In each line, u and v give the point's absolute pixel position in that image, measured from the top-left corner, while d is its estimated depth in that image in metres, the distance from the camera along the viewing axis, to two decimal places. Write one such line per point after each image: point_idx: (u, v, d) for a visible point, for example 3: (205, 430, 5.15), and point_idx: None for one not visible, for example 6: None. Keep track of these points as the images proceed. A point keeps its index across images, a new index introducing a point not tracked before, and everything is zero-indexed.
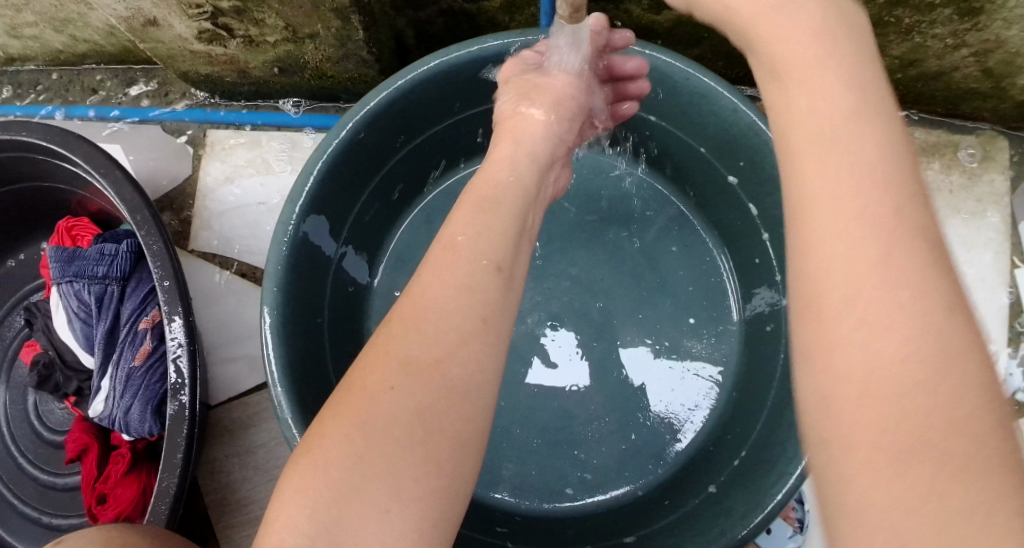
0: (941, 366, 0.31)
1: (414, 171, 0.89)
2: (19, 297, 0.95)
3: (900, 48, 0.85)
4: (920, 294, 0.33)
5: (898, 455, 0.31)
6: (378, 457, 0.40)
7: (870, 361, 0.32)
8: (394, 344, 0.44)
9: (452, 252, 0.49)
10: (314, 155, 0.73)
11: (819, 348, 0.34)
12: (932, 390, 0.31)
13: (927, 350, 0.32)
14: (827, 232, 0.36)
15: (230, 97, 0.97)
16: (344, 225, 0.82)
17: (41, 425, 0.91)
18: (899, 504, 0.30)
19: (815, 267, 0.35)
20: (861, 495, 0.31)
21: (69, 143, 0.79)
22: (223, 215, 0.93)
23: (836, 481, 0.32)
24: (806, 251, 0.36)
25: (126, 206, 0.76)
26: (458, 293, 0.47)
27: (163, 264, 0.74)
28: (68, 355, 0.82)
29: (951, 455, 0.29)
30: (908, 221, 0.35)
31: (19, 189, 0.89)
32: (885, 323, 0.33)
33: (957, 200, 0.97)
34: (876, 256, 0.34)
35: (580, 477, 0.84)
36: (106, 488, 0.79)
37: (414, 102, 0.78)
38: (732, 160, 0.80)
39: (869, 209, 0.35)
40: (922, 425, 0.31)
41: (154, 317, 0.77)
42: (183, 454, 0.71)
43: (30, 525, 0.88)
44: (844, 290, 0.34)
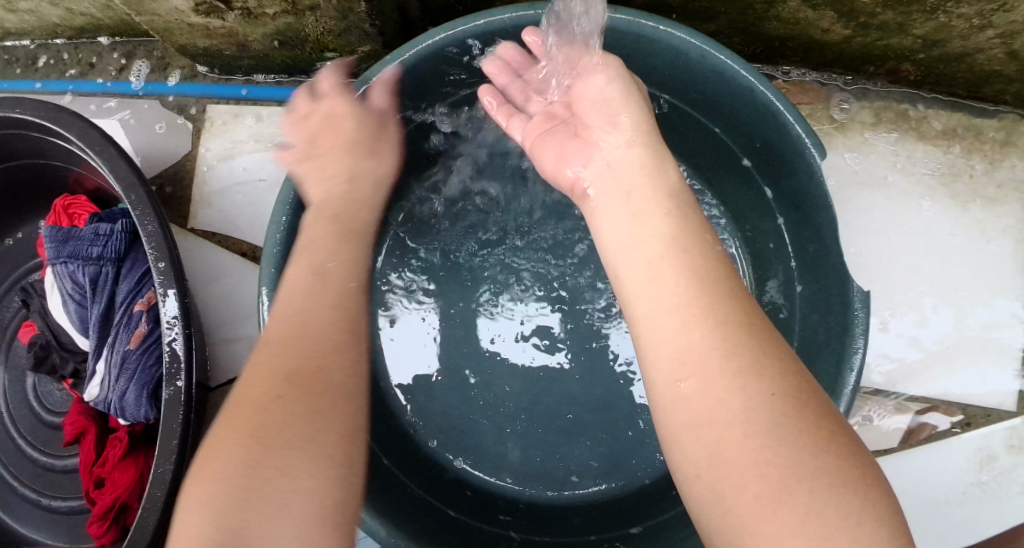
0: (792, 401, 0.43)
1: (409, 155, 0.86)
2: (17, 277, 0.93)
3: (924, 26, 0.81)
4: (763, 352, 0.45)
5: (775, 470, 0.41)
6: (272, 460, 0.47)
7: (737, 404, 0.43)
8: (276, 360, 0.53)
9: (322, 277, 0.59)
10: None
11: (693, 396, 0.44)
12: (789, 419, 0.42)
13: (753, 395, 0.43)
14: (686, 307, 0.47)
15: (231, 71, 0.94)
16: None
17: (40, 406, 0.89)
18: (780, 497, 0.40)
19: (667, 337, 0.46)
20: (747, 499, 0.41)
21: (62, 120, 0.77)
22: (223, 192, 0.91)
23: (738, 489, 0.41)
24: (658, 324, 0.47)
25: (121, 184, 0.74)
26: (329, 310, 0.57)
27: (158, 245, 0.73)
28: (63, 336, 0.80)
29: (810, 470, 0.40)
30: (716, 290, 0.47)
31: (15, 167, 0.87)
32: (747, 372, 0.44)
33: (975, 186, 0.94)
34: (704, 314, 0.46)
35: (586, 464, 0.83)
36: (104, 472, 0.78)
37: (410, 79, 0.74)
38: (749, 142, 0.77)
39: (688, 306, 0.47)
40: (767, 438, 0.42)
41: (149, 299, 0.75)
42: (179, 441, 0.70)
43: (29, 507, 0.88)
44: (698, 358, 0.45)
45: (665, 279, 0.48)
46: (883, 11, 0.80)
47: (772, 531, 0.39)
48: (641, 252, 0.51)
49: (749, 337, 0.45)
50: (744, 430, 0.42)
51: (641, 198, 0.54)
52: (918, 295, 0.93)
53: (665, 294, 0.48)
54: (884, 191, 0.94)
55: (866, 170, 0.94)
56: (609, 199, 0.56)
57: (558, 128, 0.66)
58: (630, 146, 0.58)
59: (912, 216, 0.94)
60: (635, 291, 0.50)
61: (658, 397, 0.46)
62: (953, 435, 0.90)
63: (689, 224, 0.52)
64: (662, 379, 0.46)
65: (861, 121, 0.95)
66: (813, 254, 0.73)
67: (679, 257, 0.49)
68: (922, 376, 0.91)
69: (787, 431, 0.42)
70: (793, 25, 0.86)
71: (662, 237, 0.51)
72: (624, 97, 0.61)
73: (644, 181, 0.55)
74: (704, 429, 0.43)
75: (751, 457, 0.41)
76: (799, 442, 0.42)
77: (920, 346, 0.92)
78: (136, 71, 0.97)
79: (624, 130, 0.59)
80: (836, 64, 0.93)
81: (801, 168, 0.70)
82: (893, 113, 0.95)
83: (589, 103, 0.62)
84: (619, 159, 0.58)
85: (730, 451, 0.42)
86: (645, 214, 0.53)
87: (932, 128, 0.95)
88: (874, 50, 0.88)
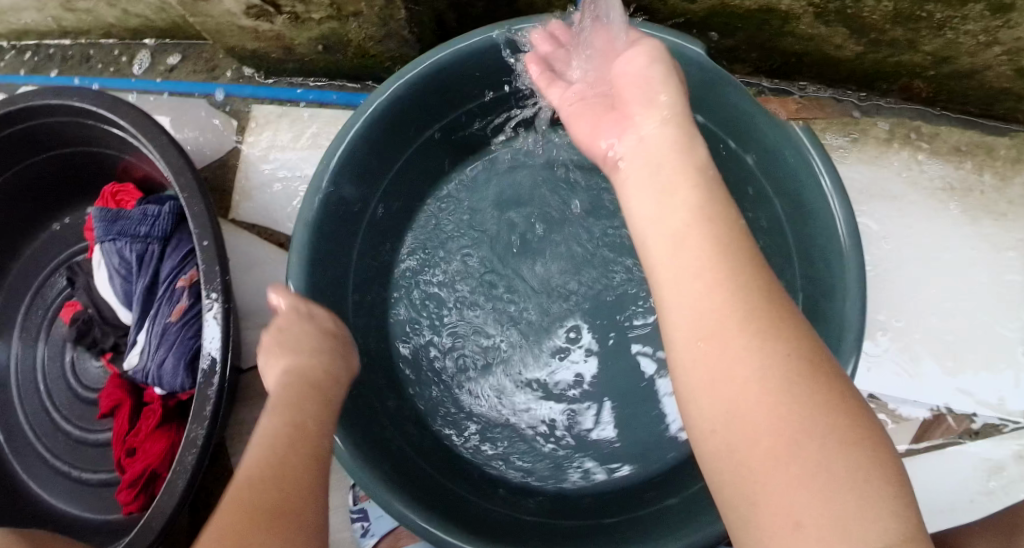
0: (807, 362, 0.44)
1: (437, 158, 0.92)
2: (62, 258, 0.99)
3: (932, 43, 0.85)
4: (784, 316, 0.46)
5: (787, 430, 0.42)
6: None
7: (752, 364, 0.44)
8: (246, 497, 0.47)
9: (295, 429, 0.54)
10: (336, 139, 0.76)
11: (712, 357, 0.45)
12: (803, 379, 0.43)
13: (770, 356, 0.44)
14: (710, 272, 0.47)
15: (276, 73, 1.00)
16: (365, 213, 0.84)
17: (76, 381, 0.93)
18: (788, 454, 0.41)
19: (687, 300, 0.47)
20: (755, 455, 0.42)
21: (117, 109, 0.83)
22: (264, 186, 0.96)
23: (745, 448, 0.43)
24: (680, 286, 0.48)
25: (171, 170, 0.80)
26: (301, 463, 0.52)
27: (202, 225, 0.78)
28: (106, 311, 0.86)
29: (822, 428, 0.41)
30: (736, 255, 0.48)
31: (68, 153, 0.93)
32: (765, 335, 0.44)
33: (987, 200, 0.96)
34: (724, 278, 0.46)
35: (610, 451, 0.82)
36: (136, 442, 0.82)
37: (436, 84, 0.80)
38: (767, 163, 0.78)
39: (707, 271, 0.47)
40: (782, 399, 0.42)
41: (191, 276, 0.80)
42: (212, 407, 0.75)
43: (59, 478, 0.91)
44: (719, 318, 0.46)
45: (691, 245, 0.48)
46: (893, 27, 0.84)
47: (784, 488, 0.41)
48: (666, 223, 0.50)
49: (765, 298, 0.46)
50: (760, 388, 0.43)
51: (669, 170, 0.53)
52: (930, 306, 0.95)
53: (691, 259, 0.48)
54: (897, 205, 0.97)
55: (878, 183, 0.97)
56: (634, 172, 0.55)
57: (593, 102, 0.66)
58: (664, 123, 0.56)
59: (922, 228, 0.96)
60: (656, 257, 0.50)
61: (678, 355, 0.47)
62: (961, 443, 0.91)
63: (716, 197, 0.51)
64: (684, 339, 0.47)
65: (875, 135, 0.98)
66: (807, 251, 0.76)
67: (705, 226, 0.49)
68: (927, 384, 0.93)
69: (802, 391, 0.43)
70: (807, 41, 0.90)
71: (690, 207, 0.50)
72: (664, 80, 0.59)
73: (676, 156, 0.54)
74: (720, 388, 0.44)
75: (765, 417, 0.42)
76: (810, 400, 0.42)
77: (931, 355, 0.94)
78: (137, 61, 1.06)
79: (662, 107, 0.57)
80: (849, 81, 0.98)
81: (811, 185, 0.72)
82: (905, 129, 0.98)
83: (629, 80, 0.61)
84: (652, 134, 0.56)
85: (745, 411, 0.43)
86: (673, 186, 0.52)
87: (945, 144, 0.97)
88: (885, 67, 0.92)
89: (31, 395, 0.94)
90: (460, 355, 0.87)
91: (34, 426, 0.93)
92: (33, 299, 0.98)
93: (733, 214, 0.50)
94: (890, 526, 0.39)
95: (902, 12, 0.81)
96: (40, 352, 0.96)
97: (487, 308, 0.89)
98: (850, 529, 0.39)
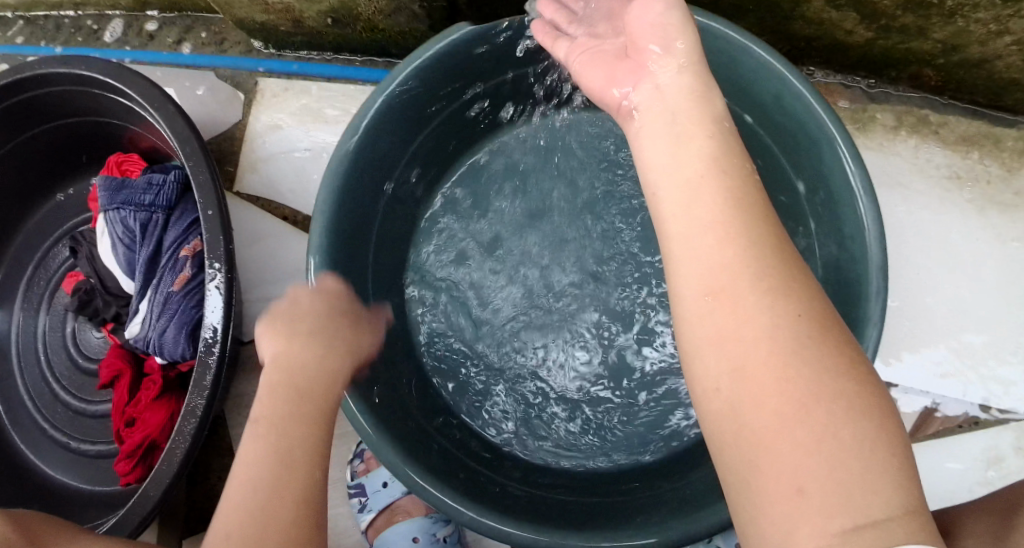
0: (816, 325, 0.44)
1: (453, 136, 0.90)
2: (66, 229, 0.99)
3: (943, 31, 0.85)
4: (794, 275, 0.46)
5: (795, 392, 0.42)
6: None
7: (763, 323, 0.44)
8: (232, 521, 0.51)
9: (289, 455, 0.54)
10: (359, 112, 0.74)
11: (722, 314, 0.45)
12: (813, 341, 0.43)
13: (780, 317, 0.44)
14: (721, 226, 0.47)
15: (285, 46, 1.00)
16: (383, 194, 0.82)
17: (77, 352, 0.93)
18: (796, 415, 0.41)
19: (698, 259, 0.47)
20: (759, 413, 0.42)
21: (124, 78, 0.82)
22: (270, 159, 0.96)
23: (748, 406, 0.42)
24: (691, 240, 0.48)
25: (177, 139, 0.79)
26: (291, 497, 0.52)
27: (207, 195, 0.77)
28: (108, 281, 0.86)
29: (829, 394, 0.41)
30: (750, 213, 0.48)
31: (74, 122, 0.92)
32: (776, 293, 0.44)
33: (993, 191, 0.96)
34: (737, 237, 0.46)
35: (601, 432, 0.81)
36: (135, 412, 0.82)
37: (459, 62, 0.78)
38: (788, 142, 0.76)
39: (719, 227, 0.47)
40: (790, 361, 0.42)
41: (195, 246, 0.80)
42: (212, 378, 0.75)
43: (56, 449, 0.91)
44: (730, 274, 0.45)
45: (704, 198, 0.48)
46: (903, 14, 0.84)
47: (785, 450, 0.41)
48: (680, 173, 0.50)
49: (777, 259, 0.46)
50: (769, 347, 0.43)
51: (685, 121, 0.53)
52: (934, 294, 0.95)
53: (704, 212, 0.48)
54: (904, 193, 0.97)
55: (886, 170, 0.97)
56: (649, 120, 0.55)
57: (607, 50, 0.64)
58: (680, 71, 0.56)
59: (929, 217, 0.96)
60: (669, 208, 0.50)
61: (685, 309, 0.47)
62: (961, 432, 0.91)
63: (731, 153, 0.51)
64: (693, 293, 0.47)
65: (882, 123, 0.99)
66: (827, 234, 0.76)
67: (720, 181, 0.49)
68: (929, 375, 0.93)
69: (810, 353, 0.42)
70: (817, 25, 0.91)
71: (703, 158, 0.50)
72: (682, 26, 0.57)
73: (690, 106, 0.54)
74: (727, 345, 0.44)
75: (771, 378, 0.42)
76: (821, 365, 0.42)
77: (935, 345, 0.94)
78: (110, 27, 1.07)
79: (678, 55, 0.56)
80: (858, 67, 0.98)
81: (829, 158, 0.70)
82: (913, 117, 0.98)
83: (644, 25, 0.58)
84: (669, 83, 0.55)
85: (753, 371, 0.43)
86: (688, 136, 0.52)
87: (952, 134, 0.98)
88: (895, 54, 0.92)
89: (31, 365, 0.94)
90: (471, 333, 0.87)
91: (34, 396, 0.93)
92: (36, 270, 0.98)
93: (747, 174, 0.50)
94: (892, 498, 0.39)
95: None
96: (41, 322, 0.95)
97: (498, 287, 0.88)
98: (853, 497, 0.39)
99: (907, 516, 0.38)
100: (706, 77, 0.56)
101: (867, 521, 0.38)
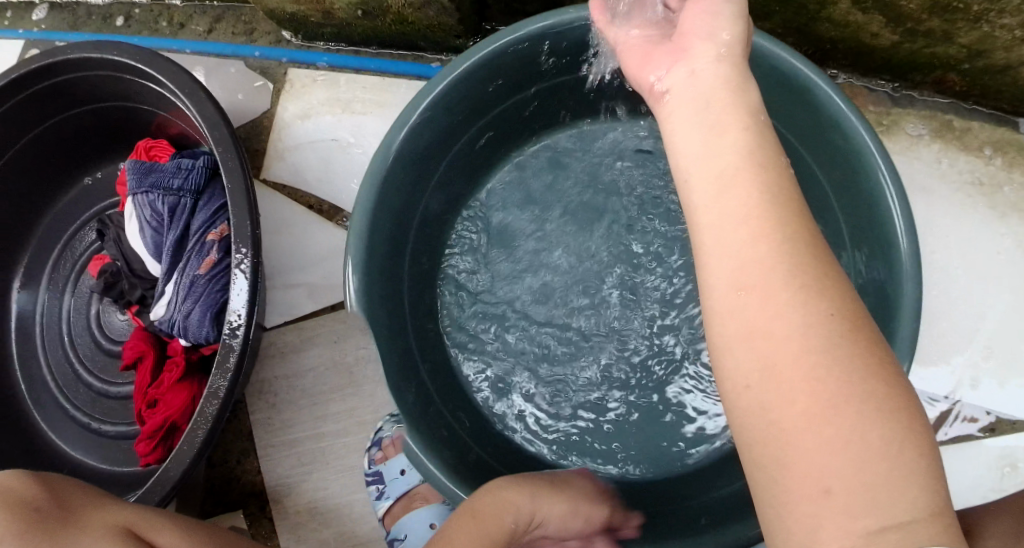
0: (848, 323, 0.44)
1: (485, 147, 0.90)
2: (94, 212, 1.00)
3: (968, 36, 0.85)
4: (826, 272, 0.45)
5: (823, 395, 0.42)
6: None
7: (794, 320, 0.44)
8: None
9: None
10: (391, 133, 0.73)
11: (756, 310, 0.45)
12: (845, 340, 0.43)
13: (809, 316, 0.44)
14: (756, 219, 0.47)
15: (314, 37, 1.01)
16: (421, 198, 0.83)
17: (100, 333, 0.94)
18: (825, 416, 0.42)
19: (728, 257, 0.47)
20: (790, 409, 0.42)
21: (156, 64, 0.83)
22: (297, 148, 0.97)
23: (778, 403, 0.43)
24: (723, 238, 0.48)
25: (207, 124, 0.80)
26: None
27: (235, 180, 0.78)
28: (134, 263, 0.87)
29: (859, 396, 0.42)
30: (780, 206, 0.47)
31: (105, 107, 0.94)
32: (809, 290, 0.44)
33: (1013, 196, 0.96)
34: (773, 235, 0.46)
35: (591, 431, 0.83)
36: (158, 394, 0.83)
37: (493, 76, 0.78)
38: (822, 148, 0.78)
39: (751, 223, 0.47)
40: (819, 366, 0.42)
41: (222, 230, 0.81)
42: (236, 359, 0.76)
43: (79, 430, 0.92)
44: (763, 272, 0.45)
45: (737, 189, 0.48)
46: (930, 18, 0.84)
47: (814, 448, 0.41)
48: (713, 162, 0.50)
49: (810, 255, 0.46)
50: (799, 344, 0.43)
51: (719, 110, 0.52)
52: (955, 300, 0.95)
53: (737, 206, 0.48)
54: (925, 196, 0.97)
55: (909, 175, 0.97)
56: (682, 106, 0.54)
57: (649, 37, 0.64)
58: (718, 60, 0.55)
59: (952, 223, 0.96)
60: (702, 200, 0.50)
61: (716, 304, 0.47)
62: (977, 437, 0.91)
63: (766, 145, 0.50)
64: (725, 286, 0.47)
65: (906, 128, 0.99)
66: (867, 238, 0.76)
67: (755, 173, 0.49)
68: (947, 376, 0.93)
69: (844, 357, 0.43)
70: (844, 28, 0.91)
71: (737, 150, 0.50)
72: (731, 19, 0.57)
73: (726, 94, 0.53)
74: (759, 339, 0.44)
75: (800, 375, 0.43)
76: (851, 366, 0.42)
77: (951, 349, 0.93)
78: (40, 5, 1.13)
79: (719, 45, 0.56)
80: (883, 70, 0.98)
81: (864, 167, 0.71)
82: (937, 122, 0.99)
83: (691, 17, 0.59)
84: (705, 70, 0.55)
85: (783, 369, 0.43)
86: (722, 126, 0.51)
87: (975, 140, 0.98)
88: (920, 58, 0.92)
89: (55, 345, 0.95)
90: (503, 331, 0.89)
91: (57, 376, 0.94)
92: (62, 252, 0.99)
93: (777, 166, 0.49)
94: (919, 499, 0.40)
95: (940, 3, 0.80)
96: (66, 304, 0.97)
97: (526, 286, 0.90)
98: (878, 498, 0.40)
99: (932, 517, 0.39)
100: (740, 66, 0.55)
101: (893, 521, 0.39)
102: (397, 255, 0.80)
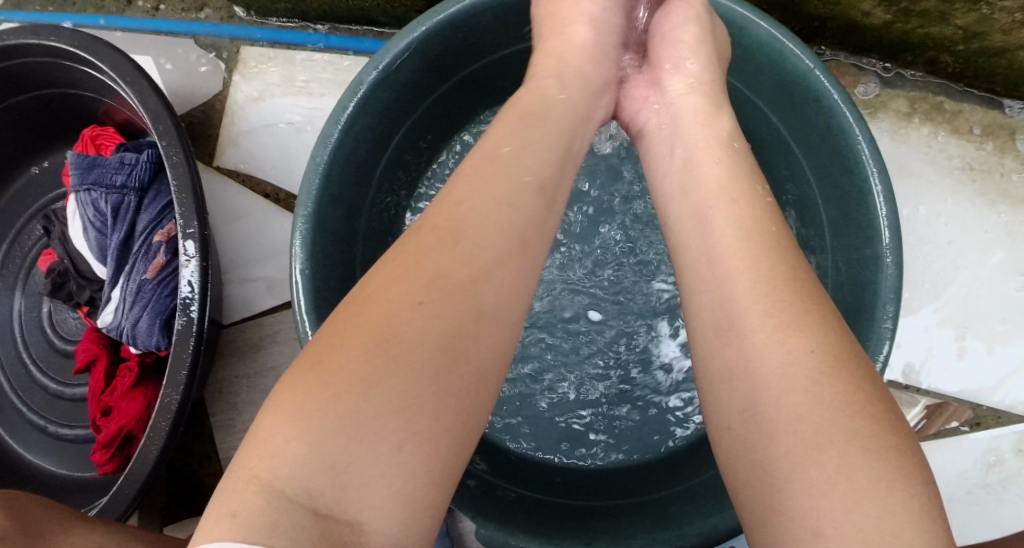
0: (832, 358, 0.40)
1: (440, 119, 0.85)
2: (41, 205, 0.95)
3: (965, 17, 0.80)
4: (807, 309, 0.42)
5: (807, 437, 0.38)
6: (403, 356, 0.39)
7: (774, 360, 0.41)
8: (424, 256, 0.43)
9: (493, 161, 0.50)
10: (331, 120, 0.69)
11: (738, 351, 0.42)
12: (827, 380, 0.39)
13: (786, 359, 0.40)
14: (726, 263, 0.46)
15: (268, 13, 0.95)
16: (370, 186, 0.78)
17: (53, 333, 0.91)
18: (808, 457, 0.37)
19: (705, 299, 0.46)
20: (770, 453, 0.39)
21: (96, 50, 0.77)
22: (252, 132, 0.92)
23: (758, 449, 0.39)
24: (701, 287, 0.47)
25: (149, 115, 0.75)
26: (493, 211, 0.47)
27: (183, 176, 0.74)
28: (81, 264, 0.83)
29: (847, 436, 0.37)
30: (756, 246, 0.46)
31: (44, 95, 0.88)
32: (787, 327, 0.41)
33: (1005, 183, 0.92)
34: (748, 272, 0.44)
35: (574, 423, 0.83)
36: (111, 401, 0.79)
37: (448, 46, 0.75)
38: (810, 136, 0.74)
39: (730, 260, 0.46)
40: (803, 409, 0.38)
41: (169, 231, 0.77)
42: (187, 372, 0.72)
43: (34, 433, 0.89)
44: (743, 308, 0.43)
45: (714, 228, 0.48)
46: None
47: (798, 493, 0.37)
48: (689, 199, 0.52)
49: (791, 292, 0.43)
50: (778, 384, 0.40)
51: (689, 143, 0.56)
52: (942, 291, 0.92)
53: (715, 243, 0.47)
54: (915, 181, 0.93)
55: (896, 159, 0.93)
56: (657, 145, 0.59)
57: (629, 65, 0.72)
58: (690, 90, 0.61)
59: (940, 211, 0.92)
60: (682, 237, 0.51)
61: (699, 348, 0.46)
62: (961, 432, 0.89)
63: (737, 177, 0.51)
64: (705, 328, 0.45)
65: (895, 109, 0.94)
66: (851, 232, 0.72)
67: (728, 208, 0.49)
68: (932, 375, 0.90)
69: (832, 398, 0.39)
70: (833, 5, 0.85)
71: (712, 184, 0.51)
72: (700, 43, 0.63)
73: (698, 127, 0.57)
74: (739, 381, 0.42)
75: (779, 417, 0.39)
76: (836, 405, 0.38)
77: (936, 345, 0.91)
78: None
79: (689, 75, 0.62)
80: (874, 50, 0.92)
81: (852, 161, 0.68)
82: (927, 104, 0.94)
83: (663, 43, 0.66)
84: (677, 102, 0.61)
85: (766, 412, 0.40)
86: (697, 161, 0.54)
87: (967, 124, 0.93)
88: (913, 38, 0.87)
89: (6, 345, 0.91)
90: None
91: (9, 378, 0.91)
92: (10, 247, 0.94)
93: (754, 203, 0.49)
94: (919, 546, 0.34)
95: None
96: (16, 303, 0.92)
97: None
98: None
99: None
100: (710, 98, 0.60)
101: None
102: (345, 245, 0.75)
